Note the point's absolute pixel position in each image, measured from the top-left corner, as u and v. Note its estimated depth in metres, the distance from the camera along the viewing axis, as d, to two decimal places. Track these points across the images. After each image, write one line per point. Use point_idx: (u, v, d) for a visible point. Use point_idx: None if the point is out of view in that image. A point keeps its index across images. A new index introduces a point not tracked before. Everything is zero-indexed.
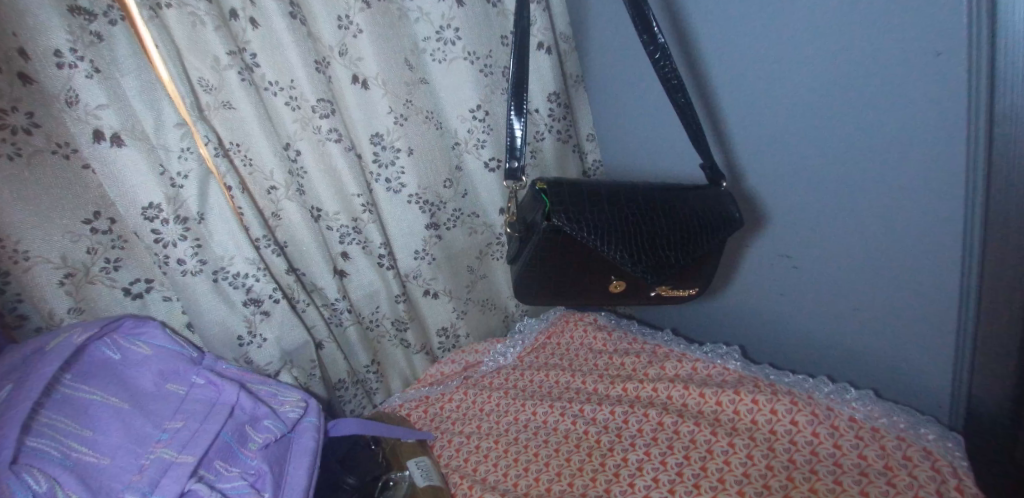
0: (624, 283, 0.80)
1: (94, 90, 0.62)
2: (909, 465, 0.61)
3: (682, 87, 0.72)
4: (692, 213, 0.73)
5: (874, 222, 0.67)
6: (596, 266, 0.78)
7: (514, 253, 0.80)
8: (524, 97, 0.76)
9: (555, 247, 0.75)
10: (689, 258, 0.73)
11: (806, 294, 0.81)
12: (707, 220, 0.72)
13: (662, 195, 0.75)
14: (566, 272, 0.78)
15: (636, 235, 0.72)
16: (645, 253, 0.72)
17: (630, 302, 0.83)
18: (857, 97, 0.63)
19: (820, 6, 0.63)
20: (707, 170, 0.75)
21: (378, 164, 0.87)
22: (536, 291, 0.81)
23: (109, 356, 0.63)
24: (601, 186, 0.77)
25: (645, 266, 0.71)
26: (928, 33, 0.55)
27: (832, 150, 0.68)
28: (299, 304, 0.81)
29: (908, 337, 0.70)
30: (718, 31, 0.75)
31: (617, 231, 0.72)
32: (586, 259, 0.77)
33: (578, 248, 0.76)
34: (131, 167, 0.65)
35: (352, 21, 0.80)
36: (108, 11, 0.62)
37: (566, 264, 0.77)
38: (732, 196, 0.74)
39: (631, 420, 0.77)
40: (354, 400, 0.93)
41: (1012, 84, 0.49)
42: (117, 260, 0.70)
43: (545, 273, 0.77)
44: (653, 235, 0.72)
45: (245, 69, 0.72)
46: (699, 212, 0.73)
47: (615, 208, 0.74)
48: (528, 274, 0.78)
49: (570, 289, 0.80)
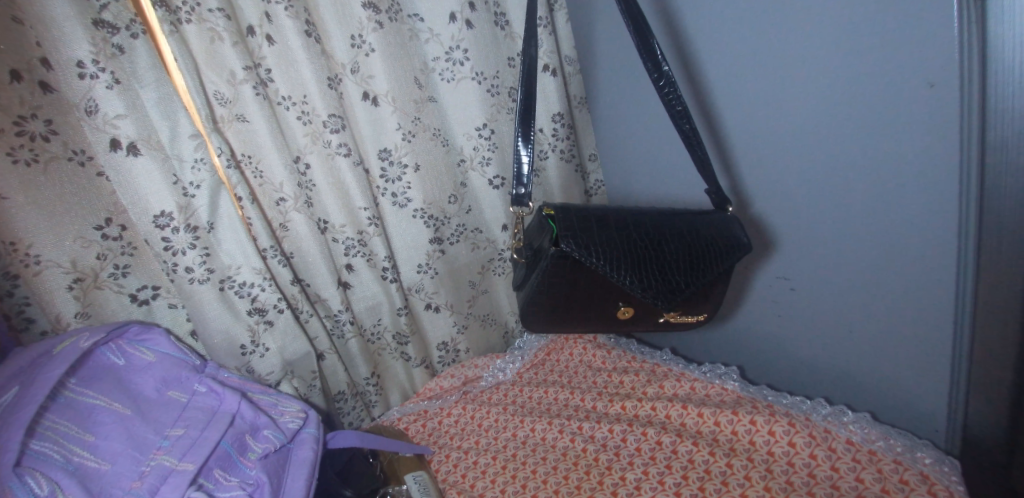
0: (631, 310, 0.80)
1: (113, 101, 0.64)
2: (907, 489, 0.61)
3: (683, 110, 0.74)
4: (700, 239, 0.74)
5: (871, 245, 0.69)
6: (603, 293, 0.78)
7: (522, 280, 0.82)
8: (530, 123, 0.78)
9: (565, 274, 0.75)
10: (699, 282, 0.73)
11: (803, 316, 0.82)
12: (714, 245, 0.74)
13: (667, 220, 0.76)
14: (574, 299, 0.78)
15: (647, 263, 0.73)
16: (656, 279, 0.72)
17: (638, 327, 0.83)
18: (853, 124, 0.65)
19: (818, 37, 0.65)
20: (713, 196, 0.76)
21: (385, 179, 0.89)
22: (543, 319, 0.81)
23: (114, 362, 0.63)
24: (608, 212, 0.77)
25: (656, 292, 0.72)
26: (920, 66, 0.58)
27: (829, 176, 0.70)
28: (302, 315, 0.82)
29: (904, 360, 0.71)
30: (717, 59, 0.78)
31: (625, 258, 0.72)
32: (592, 286, 0.77)
33: (584, 276, 0.76)
34: (145, 176, 0.66)
35: (364, 41, 0.82)
36: (130, 25, 0.65)
37: (574, 293, 0.77)
38: (739, 221, 0.76)
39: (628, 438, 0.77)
40: (352, 412, 0.93)
41: (1002, 116, 0.51)
42: (125, 267, 0.71)
43: (551, 298, 0.78)
44: (662, 262, 0.73)
45: (259, 84, 0.74)
46: (709, 240, 0.74)
47: (624, 233, 0.74)
48: (537, 300, 0.78)
49: (577, 314, 0.80)
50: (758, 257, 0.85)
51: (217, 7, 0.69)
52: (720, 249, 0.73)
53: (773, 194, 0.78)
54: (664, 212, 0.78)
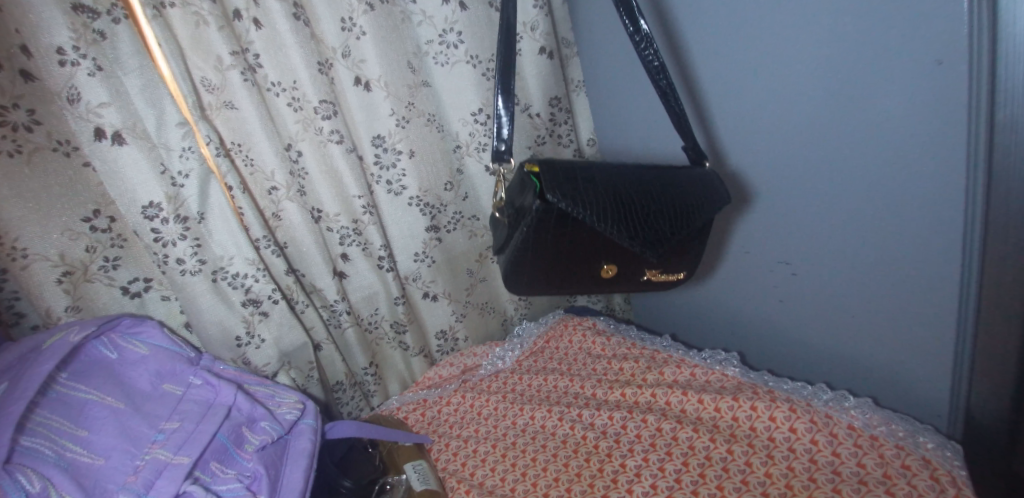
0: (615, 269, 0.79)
1: (96, 88, 0.62)
2: (908, 474, 0.60)
3: (665, 74, 0.72)
4: (682, 192, 0.72)
5: (873, 229, 0.67)
6: (587, 252, 0.76)
7: (505, 240, 0.79)
8: (511, 77, 0.74)
9: (549, 233, 0.73)
10: (684, 231, 0.70)
11: (804, 302, 0.81)
12: (697, 195, 0.71)
13: (649, 175, 0.74)
14: (560, 258, 0.76)
15: (633, 214, 0.69)
16: (643, 229, 0.69)
17: (620, 287, 0.82)
18: (857, 106, 0.63)
19: (819, 16, 0.63)
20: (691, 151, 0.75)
21: (379, 166, 0.87)
22: (527, 281, 0.79)
23: (106, 356, 0.62)
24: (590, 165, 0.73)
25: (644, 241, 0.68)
26: (928, 42, 0.55)
27: (830, 159, 0.68)
28: (297, 306, 0.81)
29: (906, 344, 0.70)
30: (718, 40, 0.75)
31: (612, 208, 0.68)
32: (576, 242, 0.75)
33: (569, 230, 0.74)
34: (132, 166, 0.65)
35: (355, 24, 0.80)
36: (111, 9, 0.62)
37: (558, 250, 0.75)
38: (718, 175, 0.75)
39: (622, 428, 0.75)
40: (351, 402, 0.92)
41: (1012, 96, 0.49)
42: (116, 259, 0.69)
43: (536, 257, 0.76)
44: (647, 213, 0.70)
45: (247, 70, 0.72)
46: (691, 191, 0.72)
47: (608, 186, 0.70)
48: (519, 259, 0.76)
49: (563, 274, 0.79)
50: (759, 243, 0.84)
51: None
52: (702, 199, 0.71)
53: (775, 177, 0.76)
54: (646, 169, 0.76)
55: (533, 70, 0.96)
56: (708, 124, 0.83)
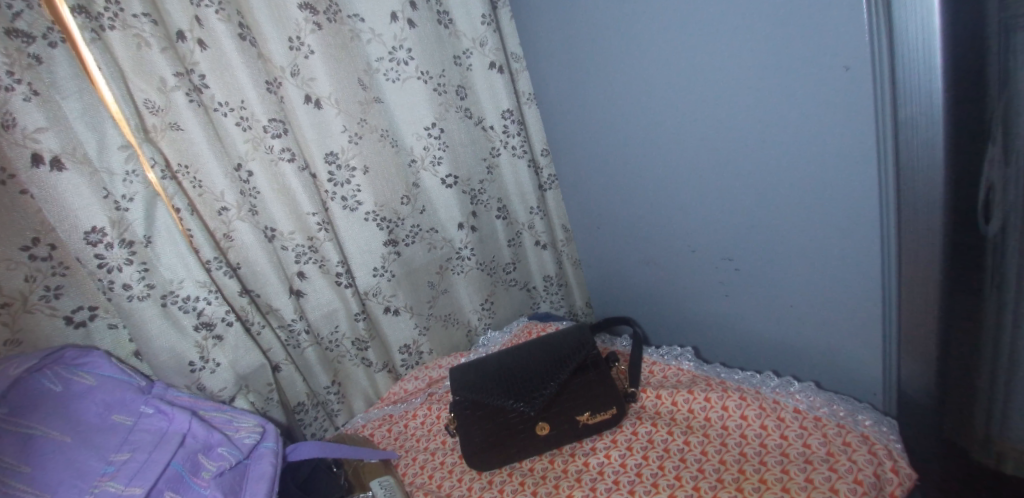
0: (550, 426, 0.76)
1: (33, 113, 0.61)
2: (849, 450, 0.63)
3: None
4: (586, 394, 0.79)
5: (800, 222, 0.72)
6: (539, 377, 0.80)
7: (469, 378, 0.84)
8: None
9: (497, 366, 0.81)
10: (569, 435, 0.76)
11: (746, 294, 0.86)
12: (591, 405, 0.77)
13: (576, 367, 0.82)
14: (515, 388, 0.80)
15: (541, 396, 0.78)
16: (543, 412, 0.77)
17: (567, 438, 0.76)
18: (776, 110, 0.68)
19: (730, 28, 0.68)
20: (635, 339, 0.89)
21: (333, 183, 0.87)
22: (508, 365, 0.85)
23: (50, 389, 0.60)
24: (544, 361, 0.83)
25: (540, 422, 0.76)
26: (832, 51, 0.59)
27: (756, 160, 0.73)
28: (253, 326, 0.79)
29: (836, 327, 0.75)
30: (649, 52, 0.80)
31: (533, 385, 0.79)
32: (542, 363, 0.83)
33: (546, 354, 0.85)
34: (73, 192, 0.63)
35: (303, 43, 0.81)
36: (48, 33, 0.62)
37: (537, 354, 0.85)
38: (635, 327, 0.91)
39: (580, 410, 0.77)
40: (315, 423, 0.90)
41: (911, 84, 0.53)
42: (58, 288, 0.66)
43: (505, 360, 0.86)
44: (552, 397, 0.78)
45: (193, 91, 0.72)
46: (592, 398, 0.78)
47: (548, 365, 0.82)
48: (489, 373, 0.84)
49: (526, 367, 0.83)
50: (702, 241, 0.88)
51: (142, 13, 0.67)
52: (592, 410, 0.77)
53: (715, 176, 0.80)
54: (580, 365, 0.82)
55: (485, 85, 1.01)
56: (647, 131, 0.87)
